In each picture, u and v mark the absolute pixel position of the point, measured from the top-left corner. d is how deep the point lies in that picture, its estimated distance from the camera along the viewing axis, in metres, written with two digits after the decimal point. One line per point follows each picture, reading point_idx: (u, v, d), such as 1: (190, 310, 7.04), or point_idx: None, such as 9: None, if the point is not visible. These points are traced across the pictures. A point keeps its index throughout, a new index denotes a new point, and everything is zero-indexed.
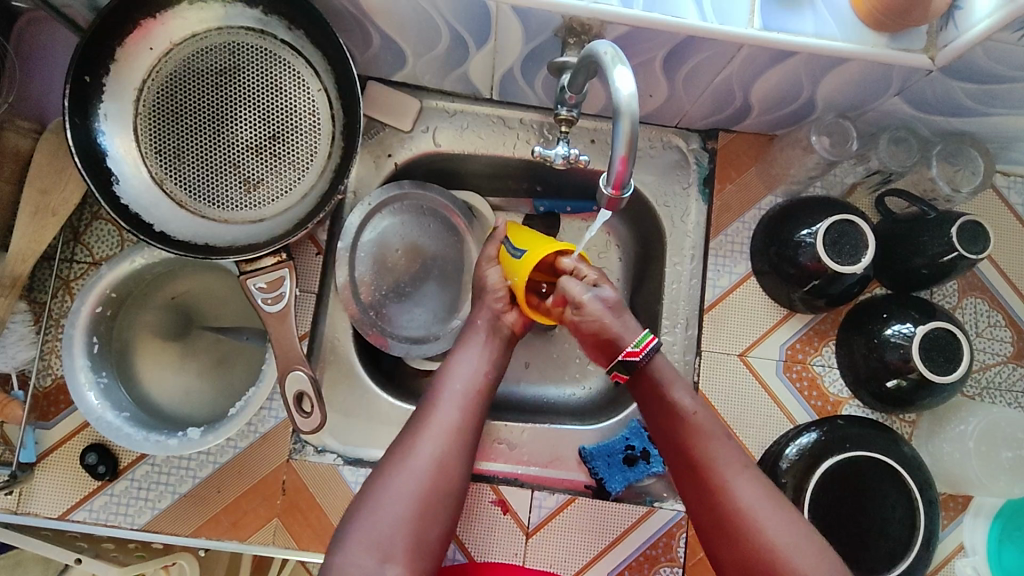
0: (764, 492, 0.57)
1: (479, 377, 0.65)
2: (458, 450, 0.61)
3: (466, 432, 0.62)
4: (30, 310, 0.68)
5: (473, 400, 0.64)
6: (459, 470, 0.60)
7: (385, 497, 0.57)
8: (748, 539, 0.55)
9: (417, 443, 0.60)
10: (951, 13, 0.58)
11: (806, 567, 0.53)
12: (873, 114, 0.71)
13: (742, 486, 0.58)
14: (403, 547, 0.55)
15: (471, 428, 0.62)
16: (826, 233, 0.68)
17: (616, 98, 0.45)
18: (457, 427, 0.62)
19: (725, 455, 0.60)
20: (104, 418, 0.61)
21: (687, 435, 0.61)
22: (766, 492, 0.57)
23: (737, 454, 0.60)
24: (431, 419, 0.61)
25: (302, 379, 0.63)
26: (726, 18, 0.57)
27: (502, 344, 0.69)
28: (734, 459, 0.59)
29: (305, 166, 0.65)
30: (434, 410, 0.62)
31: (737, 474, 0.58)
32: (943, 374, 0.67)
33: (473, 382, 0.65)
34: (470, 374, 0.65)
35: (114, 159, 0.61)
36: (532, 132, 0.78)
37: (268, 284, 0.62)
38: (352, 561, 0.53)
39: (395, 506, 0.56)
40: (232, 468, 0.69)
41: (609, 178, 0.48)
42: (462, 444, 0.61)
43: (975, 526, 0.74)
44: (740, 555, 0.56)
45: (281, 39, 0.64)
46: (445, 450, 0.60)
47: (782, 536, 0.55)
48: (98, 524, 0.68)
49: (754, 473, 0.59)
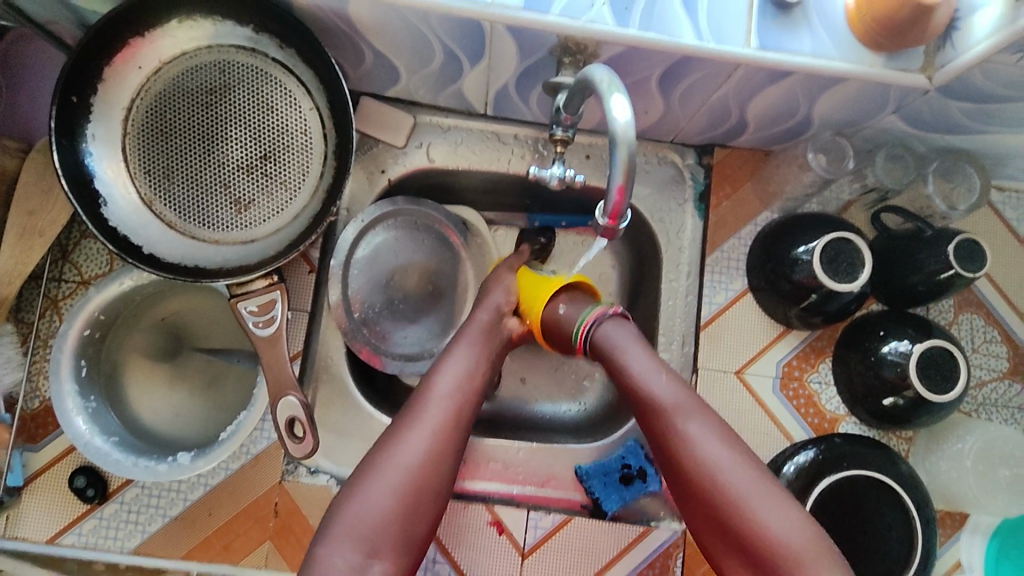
0: (730, 452, 0.54)
1: (473, 372, 0.63)
2: (447, 444, 0.58)
3: (458, 424, 0.60)
4: (17, 331, 0.67)
5: (466, 396, 0.62)
6: (449, 464, 0.58)
7: (372, 487, 0.55)
8: (716, 497, 0.53)
9: (406, 436, 0.58)
10: (949, 33, 0.57)
11: (768, 520, 0.51)
12: (870, 131, 0.71)
13: (707, 444, 0.54)
14: (390, 545, 0.54)
15: (465, 424, 0.60)
16: (823, 251, 0.67)
17: (612, 127, 0.44)
18: (449, 421, 0.59)
19: (687, 413, 0.56)
20: (93, 443, 0.60)
21: (648, 396, 0.57)
22: (733, 452, 0.54)
23: (708, 414, 0.56)
24: (421, 410, 0.59)
25: (293, 404, 0.61)
26: (722, 38, 0.57)
27: (498, 346, 0.68)
28: (698, 418, 0.56)
29: (297, 185, 0.64)
30: (423, 401, 0.60)
31: (702, 433, 0.55)
32: (940, 393, 0.66)
33: (467, 379, 0.63)
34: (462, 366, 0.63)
35: (102, 181, 0.60)
36: (527, 148, 0.77)
37: (259, 307, 0.61)
38: (338, 555, 0.52)
39: (381, 496, 0.55)
40: (224, 491, 0.68)
41: (606, 209, 0.47)
42: (453, 437, 0.59)
43: (971, 544, 0.73)
44: (713, 515, 0.53)
45: (272, 57, 0.63)
46: (434, 441, 0.58)
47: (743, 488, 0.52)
48: (87, 548, 0.67)
49: (722, 432, 0.55)
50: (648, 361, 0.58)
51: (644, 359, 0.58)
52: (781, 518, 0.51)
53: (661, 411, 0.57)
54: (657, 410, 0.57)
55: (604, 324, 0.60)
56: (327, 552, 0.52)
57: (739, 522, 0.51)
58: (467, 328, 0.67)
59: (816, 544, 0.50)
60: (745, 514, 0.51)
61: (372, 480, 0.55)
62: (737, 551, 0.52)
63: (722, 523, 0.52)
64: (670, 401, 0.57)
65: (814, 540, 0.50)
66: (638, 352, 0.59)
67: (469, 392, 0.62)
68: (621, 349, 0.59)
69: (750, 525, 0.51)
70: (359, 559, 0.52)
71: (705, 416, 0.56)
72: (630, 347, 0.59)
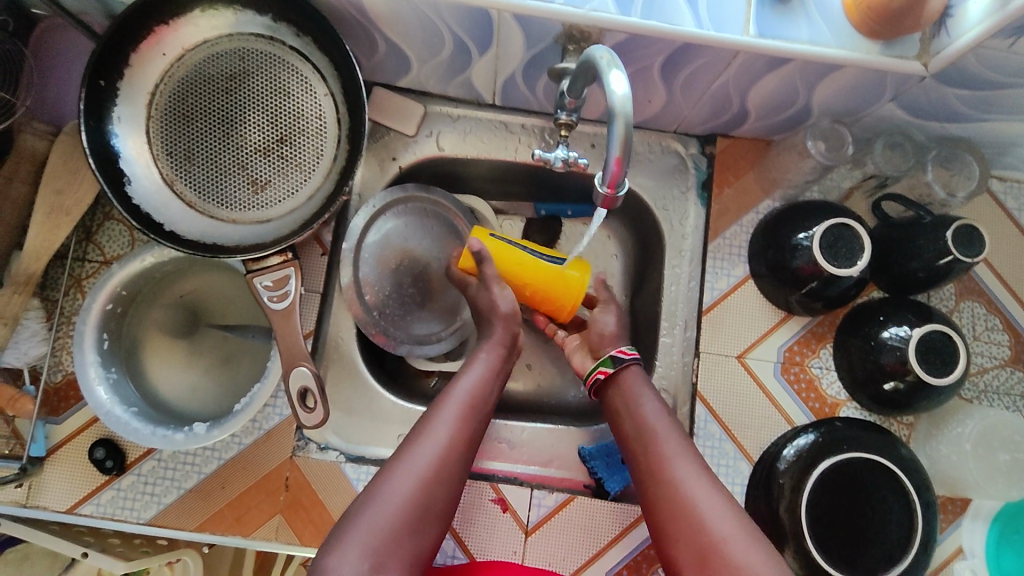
0: (717, 491, 0.56)
1: (486, 388, 0.65)
2: (457, 456, 0.59)
3: (467, 444, 0.60)
4: (43, 308, 0.70)
5: (477, 414, 0.63)
6: (454, 482, 0.58)
7: (384, 493, 0.55)
8: (698, 529, 0.53)
9: (413, 449, 0.58)
10: (944, 21, 0.59)
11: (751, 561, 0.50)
12: (870, 120, 0.72)
13: (695, 480, 0.56)
14: (396, 559, 0.52)
15: (470, 441, 0.61)
16: (822, 236, 0.69)
17: (611, 100, 0.46)
18: (462, 435, 0.60)
19: (685, 451, 0.59)
20: (113, 412, 0.63)
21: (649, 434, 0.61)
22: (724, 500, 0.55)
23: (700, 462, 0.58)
24: (433, 421, 0.60)
25: (305, 375, 0.63)
26: (722, 26, 0.59)
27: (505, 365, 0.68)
28: (694, 471, 0.57)
29: (311, 167, 0.67)
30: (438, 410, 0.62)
31: (695, 472, 0.57)
32: (940, 376, 0.67)
33: (483, 396, 0.64)
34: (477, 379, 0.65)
35: (127, 160, 0.63)
36: (534, 137, 0.79)
37: (274, 282, 0.64)
38: (346, 564, 0.50)
39: (392, 501, 0.54)
40: (237, 464, 0.70)
41: (604, 178, 0.49)
42: (464, 451, 0.60)
43: (973, 529, 0.74)
44: (691, 551, 0.53)
45: (290, 46, 0.66)
46: (446, 452, 0.58)
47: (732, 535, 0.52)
48: (105, 518, 0.69)
49: (718, 484, 0.57)
50: (654, 409, 0.63)
51: (653, 405, 0.64)
52: (757, 556, 0.51)
53: (659, 450, 0.60)
54: (658, 446, 0.60)
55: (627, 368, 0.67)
56: (332, 561, 0.50)
57: (716, 555, 0.51)
58: (480, 354, 0.68)
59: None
60: (724, 549, 0.51)
61: (382, 490, 0.55)
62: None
63: (698, 558, 0.52)
64: (671, 440, 0.60)
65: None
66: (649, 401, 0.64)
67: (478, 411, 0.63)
68: (635, 394, 0.65)
69: (723, 558, 0.51)
70: (368, 567, 0.50)
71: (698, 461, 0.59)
72: (642, 393, 0.65)
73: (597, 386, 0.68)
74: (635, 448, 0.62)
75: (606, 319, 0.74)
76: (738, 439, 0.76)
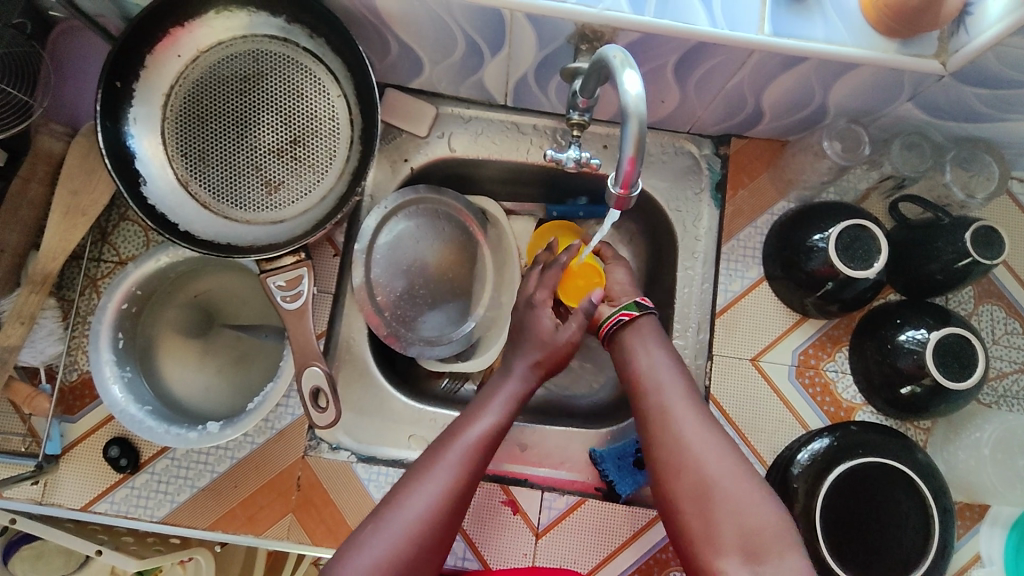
0: (716, 437, 0.58)
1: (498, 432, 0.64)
2: (466, 485, 0.60)
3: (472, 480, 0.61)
4: (60, 307, 0.71)
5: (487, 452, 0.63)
6: (456, 515, 0.59)
7: (384, 534, 0.56)
8: (700, 473, 0.56)
9: (417, 484, 0.59)
10: (963, 19, 0.58)
11: (744, 498, 0.54)
12: (887, 120, 0.72)
13: (698, 429, 0.59)
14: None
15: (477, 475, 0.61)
16: (838, 237, 0.68)
17: (624, 99, 0.45)
18: (466, 481, 0.60)
19: (690, 401, 0.61)
20: (128, 411, 0.63)
21: (651, 384, 0.63)
22: (716, 439, 0.58)
23: (697, 404, 0.61)
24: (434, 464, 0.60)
25: (318, 374, 0.63)
26: (736, 25, 0.58)
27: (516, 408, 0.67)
28: (692, 419, 0.60)
29: (324, 168, 0.67)
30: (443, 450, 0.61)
31: (696, 423, 0.59)
32: (957, 380, 0.66)
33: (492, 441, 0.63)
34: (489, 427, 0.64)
35: (142, 161, 0.64)
36: (546, 138, 0.79)
37: (287, 282, 0.64)
38: None
39: (389, 543, 0.55)
40: (250, 463, 0.71)
41: (617, 179, 0.49)
42: (463, 496, 0.59)
43: (991, 536, 0.73)
44: (691, 491, 0.56)
45: (303, 47, 0.66)
46: (445, 499, 0.58)
47: (726, 478, 0.56)
48: (119, 516, 0.69)
49: (711, 423, 0.60)
50: (658, 357, 0.65)
51: (660, 355, 0.65)
52: (756, 503, 0.54)
53: (664, 397, 0.62)
54: (662, 394, 0.62)
55: (643, 318, 0.67)
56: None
57: (716, 496, 0.55)
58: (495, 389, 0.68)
59: (783, 530, 0.53)
60: (723, 492, 0.55)
61: (384, 529, 0.56)
62: (705, 523, 0.55)
63: (698, 498, 0.56)
64: (672, 389, 0.62)
65: (782, 524, 0.53)
66: (658, 348, 0.66)
67: (487, 447, 0.62)
68: (642, 341, 0.66)
69: (723, 499, 0.55)
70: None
71: (701, 408, 0.61)
72: (652, 342, 0.66)
73: (615, 328, 0.68)
74: (639, 396, 0.63)
75: (619, 272, 0.74)
76: (751, 444, 0.75)
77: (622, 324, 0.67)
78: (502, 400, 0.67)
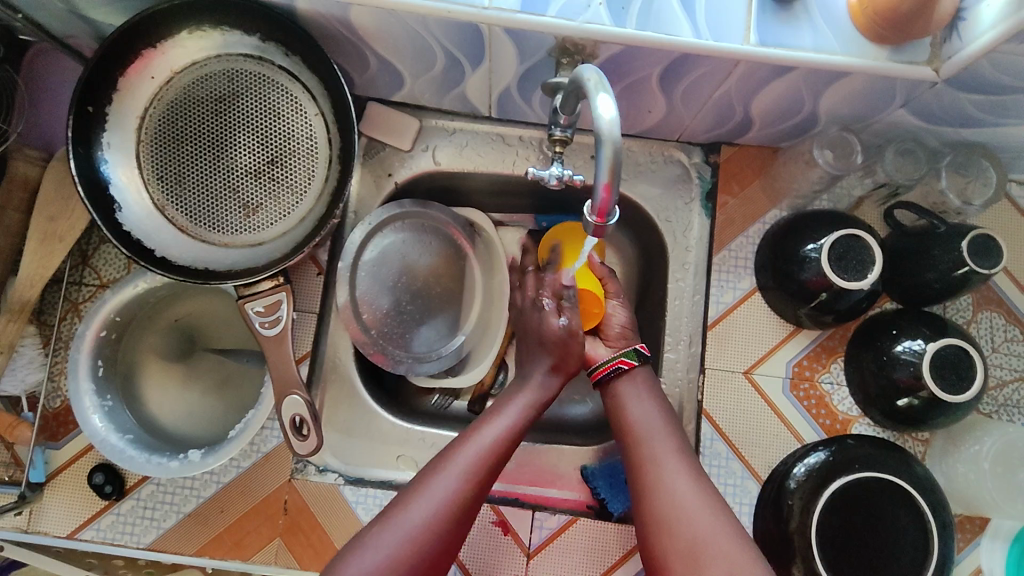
0: (705, 495, 0.57)
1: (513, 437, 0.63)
2: (474, 493, 0.58)
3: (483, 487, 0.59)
4: (40, 333, 0.70)
5: (499, 458, 0.61)
6: (461, 523, 0.57)
7: (386, 535, 0.54)
8: (692, 533, 0.54)
9: (422, 486, 0.57)
10: (955, 24, 0.56)
11: (728, 554, 0.52)
12: (880, 126, 0.70)
13: (687, 482, 0.57)
14: None
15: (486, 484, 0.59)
16: (831, 249, 0.66)
17: (598, 124, 0.44)
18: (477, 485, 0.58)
19: (681, 457, 0.60)
20: (108, 440, 0.62)
21: (641, 437, 0.62)
22: (704, 494, 0.57)
23: (691, 460, 0.60)
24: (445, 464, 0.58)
25: (297, 403, 0.63)
26: (721, 35, 0.57)
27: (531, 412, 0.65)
28: (681, 473, 0.58)
29: (303, 190, 0.66)
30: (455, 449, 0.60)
31: (687, 475, 0.58)
32: (956, 393, 0.64)
33: (508, 445, 0.62)
34: (505, 428, 0.62)
35: (117, 187, 0.63)
36: (532, 149, 0.78)
37: (266, 308, 0.63)
38: None
39: (393, 544, 0.53)
40: (236, 488, 0.70)
41: (594, 206, 0.48)
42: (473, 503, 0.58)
43: (992, 549, 0.71)
44: (682, 549, 0.54)
45: (279, 66, 0.64)
46: (455, 500, 0.57)
47: (714, 536, 0.53)
48: (105, 543, 0.69)
49: (704, 479, 0.58)
50: (652, 412, 0.64)
51: (650, 407, 0.65)
52: (746, 562, 0.51)
53: (654, 450, 0.61)
54: (652, 446, 0.61)
55: (640, 369, 0.68)
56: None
57: (706, 555, 0.52)
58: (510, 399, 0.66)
59: None
60: (715, 552, 0.52)
61: (387, 530, 0.54)
62: None
63: (689, 557, 0.53)
64: (662, 442, 0.61)
65: None
66: (651, 402, 0.65)
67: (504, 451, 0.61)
68: (633, 396, 0.66)
69: (715, 559, 0.52)
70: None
71: (690, 463, 0.60)
72: (645, 395, 0.66)
73: (613, 374, 0.67)
74: (631, 448, 0.63)
75: (620, 312, 0.71)
76: (745, 458, 0.74)
77: (619, 372, 0.67)
78: (520, 404, 0.65)
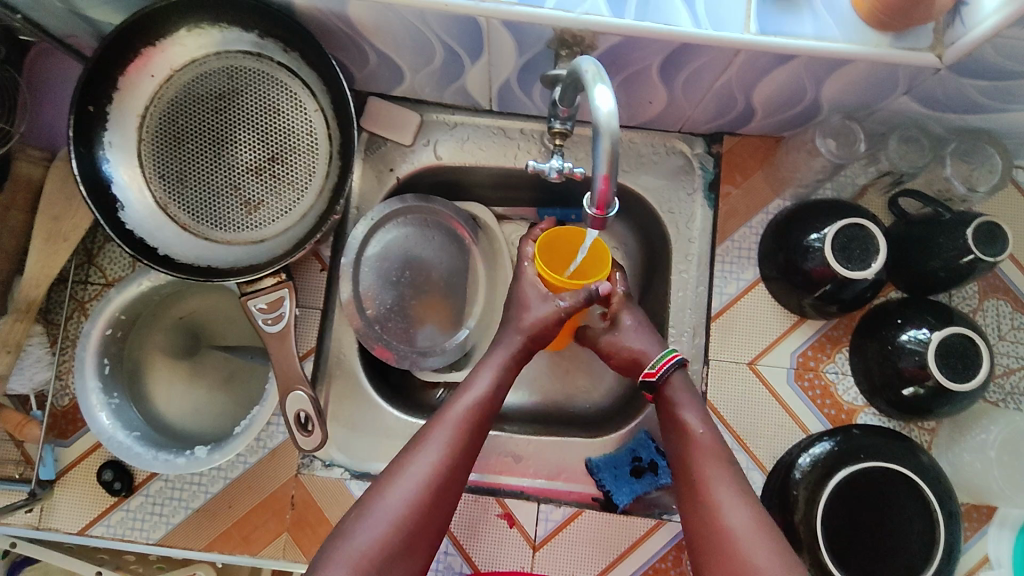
0: (757, 520, 0.55)
1: (490, 397, 0.64)
2: (458, 465, 0.60)
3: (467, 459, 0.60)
4: (47, 332, 0.71)
5: (479, 423, 0.62)
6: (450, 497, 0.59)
7: (376, 511, 0.56)
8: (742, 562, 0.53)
9: (410, 460, 0.59)
10: (958, 9, 0.56)
11: None
12: (882, 114, 0.69)
13: (738, 509, 0.56)
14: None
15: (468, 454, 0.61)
16: (835, 238, 0.66)
17: (596, 115, 0.44)
18: (459, 456, 0.60)
19: (728, 478, 0.58)
20: (115, 437, 0.63)
21: (686, 455, 0.61)
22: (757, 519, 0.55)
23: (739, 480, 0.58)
24: (431, 435, 0.60)
25: (302, 399, 0.63)
26: (720, 24, 0.56)
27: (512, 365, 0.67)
28: (730, 496, 0.57)
29: (304, 187, 0.66)
30: (439, 420, 0.62)
31: (736, 499, 0.56)
32: (961, 382, 0.64)
33: (486, 407, 0.63)
34: (483, 389, 0.64)
35: (119, 186, 0.63)
36: (533, 142, 0.77)
37: (268, 305, 0.63)
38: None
39: (386, 519, 0.55)
40: (242, 483, 0.70)
41: (593, 199, 0.48)
42: (458, 470, 0.59)
43: (1000, 537, 0.71)
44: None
45: (278, 62, 0.64)
46: (440, 472, 0.58)
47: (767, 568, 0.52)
48: (115, 539, 0.69)
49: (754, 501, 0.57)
50: (699, 427, 0.62)
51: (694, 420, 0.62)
52: None
53: (702, 469, 0.59)
54: (699, 467, 0.59)
55: (672, 375, 0.65)
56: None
57: None
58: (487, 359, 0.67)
59: None
60: None
61: (379, 506, 0.56)
62: None
63: None
64: (709, 461, 0.59)
65: None
66: (693, 414, 0.63)
67: (485, 414, 0.63)
68: (679, 405, 0.63)
69: None
70: None
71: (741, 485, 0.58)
72: (687, 411, 0.63)
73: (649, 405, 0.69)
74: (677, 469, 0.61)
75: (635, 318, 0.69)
76: (750, 450, 0.74)
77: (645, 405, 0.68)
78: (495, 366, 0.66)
